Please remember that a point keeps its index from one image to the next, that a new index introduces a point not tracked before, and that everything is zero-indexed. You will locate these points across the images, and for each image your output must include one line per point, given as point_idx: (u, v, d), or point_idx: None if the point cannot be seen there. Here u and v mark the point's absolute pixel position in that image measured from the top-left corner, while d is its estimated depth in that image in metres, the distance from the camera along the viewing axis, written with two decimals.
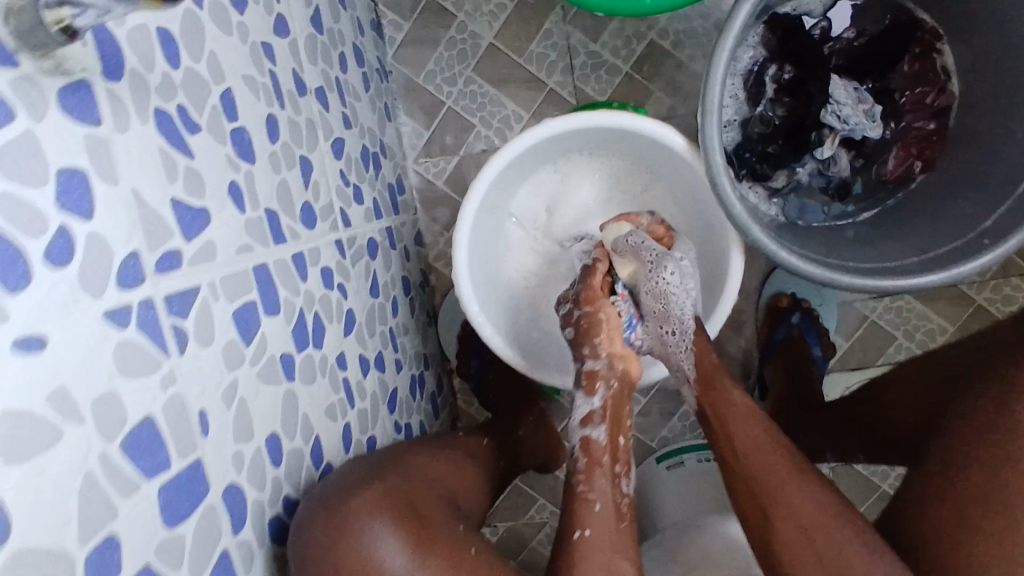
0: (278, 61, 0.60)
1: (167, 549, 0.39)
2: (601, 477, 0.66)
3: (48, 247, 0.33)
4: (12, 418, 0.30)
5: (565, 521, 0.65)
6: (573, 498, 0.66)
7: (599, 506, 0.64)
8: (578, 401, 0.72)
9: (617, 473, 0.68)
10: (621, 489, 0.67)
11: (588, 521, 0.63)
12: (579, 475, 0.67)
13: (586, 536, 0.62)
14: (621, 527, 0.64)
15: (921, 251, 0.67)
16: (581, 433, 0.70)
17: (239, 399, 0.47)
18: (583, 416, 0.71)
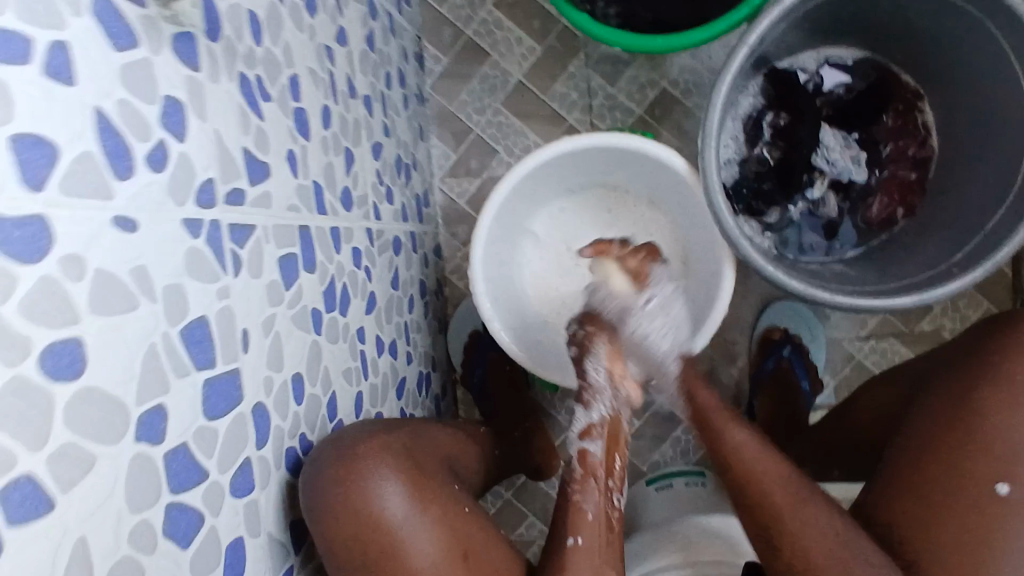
0: (336, 63, 0.69)
1: (202, 436, 0.44)
2: (594, 489, 0.68)
3: (150, 153, 0.40)
4: (105, 278, 0.36)
5: (560, 526, 0.66)
6: (567, 500, 0.68)
7: (592, 516, 0.66)
8: (575, 413, 0.73)
9: (610, 488, 0.69)
10: (612, 503, 0.69)
11: (581, 528, 0.65)
12: (575, 483, 0.68)
13: (579, 543, 0.64)
14: (609, 539, 0.66)
15: (896, 279, 0.75)
16: (578, 444, 0.71)
17: (275, 332, 0.53)
18: (580, 429, 0.72)
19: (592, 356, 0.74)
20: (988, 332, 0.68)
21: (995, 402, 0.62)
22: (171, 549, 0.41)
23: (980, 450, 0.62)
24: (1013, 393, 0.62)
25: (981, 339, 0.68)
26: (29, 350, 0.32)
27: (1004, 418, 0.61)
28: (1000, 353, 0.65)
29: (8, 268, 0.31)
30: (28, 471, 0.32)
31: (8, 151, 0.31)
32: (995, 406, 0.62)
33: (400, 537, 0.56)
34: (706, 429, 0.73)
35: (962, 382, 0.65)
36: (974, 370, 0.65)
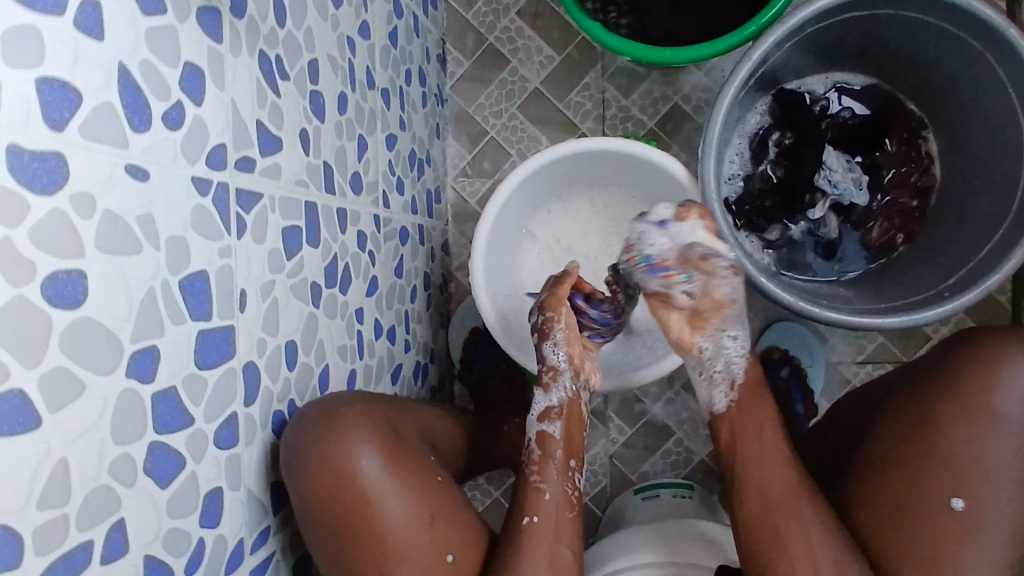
0: (357, 54, 0.72)
1: (191, 383, 0.46)
2: (554, 470, 0.68)
3: (167, 112, 0.44)
4: (112, 219, 0.39)
5: (515, 506, 0.67)
6: (524, 483, 0.68)
7: (548, 496, 0.66)
8: (536, 395, 0.72)
9: (570, 467, 0.69)
10: (573, 482, 0.69)
11: (537, 508, 0.66)
12: (533, 467, 0.69)
13: (534, 522, 0.65)
14: (568, 518, 0.67)
15: (887, 302, 0.78)
16: (538, 428, 0.71)
17: (273, 298, 0.55)
18: (540, 411, 0.71)
19: (551, 342, 0.74)
20: (949, 348, 0.70)
21: (954, 421, 0.64)
22: (150, 487, 0.42)
23: (934, 465, 0.64)
24: (963, 412, 0.64)
25: (937, 360, 0.69)
26: (33, 274, 0.34)
27: (959, 436, 0.64)
28: (963, 376, 0.66)
29: (23, 196, 0.34)
30: (20, 387, 0.34)
31: (34, 91, 0.34)
32: (953, 425, 0.64)
33: (374, 498, 0.58)
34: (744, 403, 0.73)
35: (923, 400, 0.67)
36: (928, 394, 0.67)
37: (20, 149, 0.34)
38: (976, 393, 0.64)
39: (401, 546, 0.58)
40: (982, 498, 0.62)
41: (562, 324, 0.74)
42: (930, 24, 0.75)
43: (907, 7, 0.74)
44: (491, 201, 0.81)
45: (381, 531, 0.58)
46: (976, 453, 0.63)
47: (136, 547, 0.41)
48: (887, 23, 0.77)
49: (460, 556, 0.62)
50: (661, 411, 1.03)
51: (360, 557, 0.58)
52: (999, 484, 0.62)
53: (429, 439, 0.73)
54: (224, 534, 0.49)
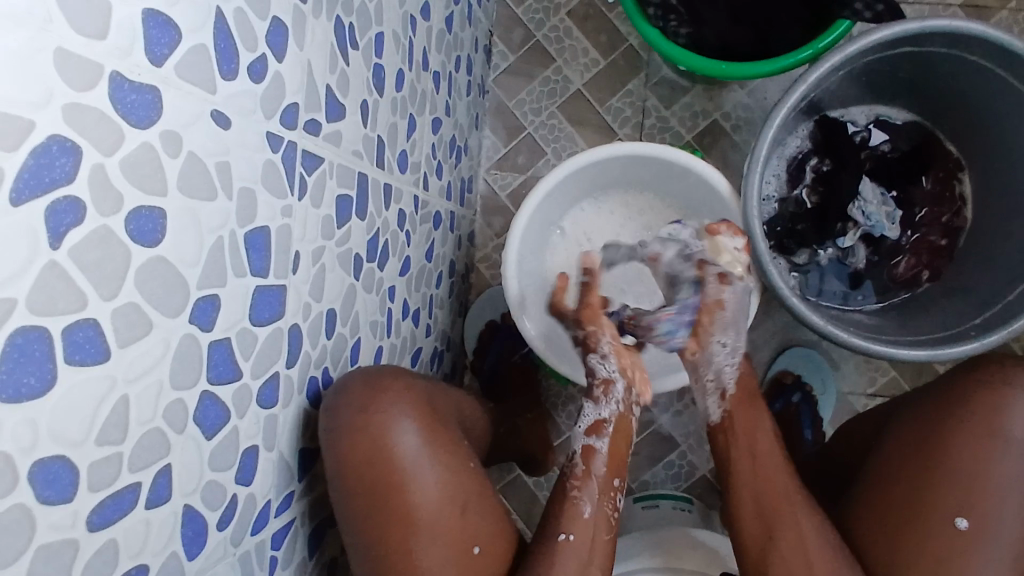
0: (417, 33, 0.72)
1: (243, 337, 0.45)
2: (594, 487, 0.69)
3: (252, 64, 0.43)
4: (194, 163, 0.39)
5: (550, 519, 0.68)
6: (563, 495, 0.69)
7: (588, 514, 0.67)
8: (585, 407, 0.73)
9: (614, 488, 0.70)
10: (613, 502, 0.70)
11: (574, 525, 0.66)
12: (575, 480, 0.69)
13: (570, 539, 0.66)
14: (604, 539, 0.68)
15: (911, 336, 0.81)
16: (583, 440, 0.71)
17: (321, 264, 0.55)
18: (588, 424, 0.72)
19: (597, 355, 0.75)
20: (962, 369, 0.70)
21: (962, 438, 0.65)
22: (197, 436, 0.42)
23: (944, 486, 0.64)
24: (975, 435, 0.65)
25: (948, 380, 0.70)
26: (119, 206, 0.34)
27: (969, 457, 0.64)
28: (970, 399, 0.67)
29: (119, 126, 0.33)
30: (94, 317, 0.33)
31: (140, 22, 0.34)
32: (964, 446, 0.65)
33: (409, 473, 0.61)
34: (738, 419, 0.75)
35: (935, 415, 0.68)
36: (939, 414, 0.68)
37: (121, 78, 0.33)
38: (985, 415, 0.65)
39: (433, 521, 0.61)
40: (988, 516, 0.63)
41: (607, 336, 0.75)
42: (983, 67, 0.76)
43: (964, 49, 0.75)
44: (523, 207, 0.81)
45: (412, 506, 0.61)
46: (985, 471, 0.64)
47: (178, 496, 0.41)
48: (941, 60, 0.79)
49: (487, 546, 0.64)
50: (668, 422, 1.03)
51: (391, 531, 0.60)
52: (1003, 504, 0.63)
53: (460, 419, 0.75)
54: (254, 493, 0.49)
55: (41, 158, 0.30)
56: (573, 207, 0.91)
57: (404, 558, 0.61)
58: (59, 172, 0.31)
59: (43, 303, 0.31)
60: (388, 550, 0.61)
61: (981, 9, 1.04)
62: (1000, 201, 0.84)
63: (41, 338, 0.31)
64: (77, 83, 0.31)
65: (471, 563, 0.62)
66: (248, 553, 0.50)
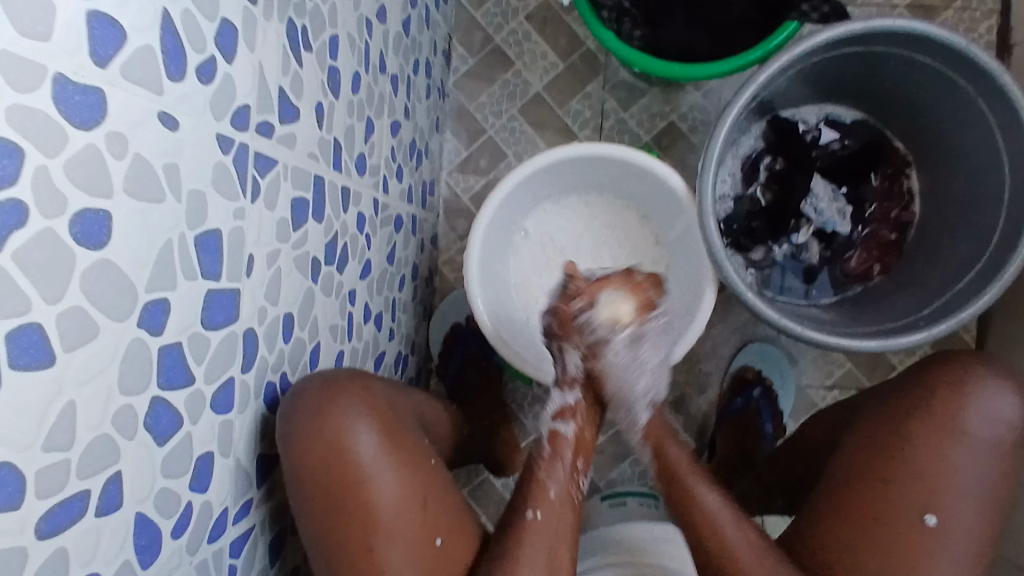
0: (373, 35, 0.72)
1: (195, 342, 0.45)
2: (561, 468, 0.71)
3: (201, 65, 0.43)
4: (141, 164, 0.38)
5: (521, 499, 0.69)
6: (532, 478, 0.71)
7: (554, 493, 0.69)
8: (552, 393, 0.75)
9: (577, 467, 0.72)
10: (577, 484, 0.72)
11: (541, 503, 0.68)
12: (543, 459, 0.71)
13: (538, 517, 0.67)
14: (569, 519, 0.69)
15: (864, 327, 0.83)
16: (550, 425, 0.73)
17: (277, 268, 0.55)
18: (556, 408, 0.74)
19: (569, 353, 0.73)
20: (921, 369, 0.73)
21: (920, 435, 0.68)
22: (147, 442, 0.41)
23: (908, 479, 0.67)
24: (935, 428, 0.68)
25: (909, 380, 0.73)
26: (64, 208, 0.34)
27: (929, 450, 0.67)
28: (927, 395, 0.70)
29: (63, 128, 0.33)
30: (38, 321, 0.33)
31: (84, 23, 0.33)
32: (925, 441, 0.68)
33: (367, 475, 0.61)
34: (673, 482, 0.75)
35: (896, 414, 0.71)
36: (898, 413, 0.71)
37: (65, 79, 0.33)
38: (944, 410, 0.69)
39: (393, 522, 0.61)
40: (950, 509, 0.65)
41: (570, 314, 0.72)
42: (926, 65, 0.79)
43: (907, 47, 0.78)
44: (484, 209, 0.82)
45: (371, 507, 0.60)
46: (945, 463, 0.66)
47: (130, 503, 0.41)
48: (888, 59, 0.82)
49: (447, 540, 0.64)
50: None
51: (350, 531, 0.60)
52: (965, 495, 0.66)
53: (421, 422, 0.75)
54: (211, 500, 0.49)
55: None
56: (534, 208, 0.92)
57: (365, 560, 0.60)
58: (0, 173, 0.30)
59: None
60: (347, 551, 0.60)
61: (927, 9, 1.08)
62: (948, 192, 0.87)
63: None
64: (20, 84, 0.31)
65: (432, 559, 0.62)
66: (206, 561, 0.49)
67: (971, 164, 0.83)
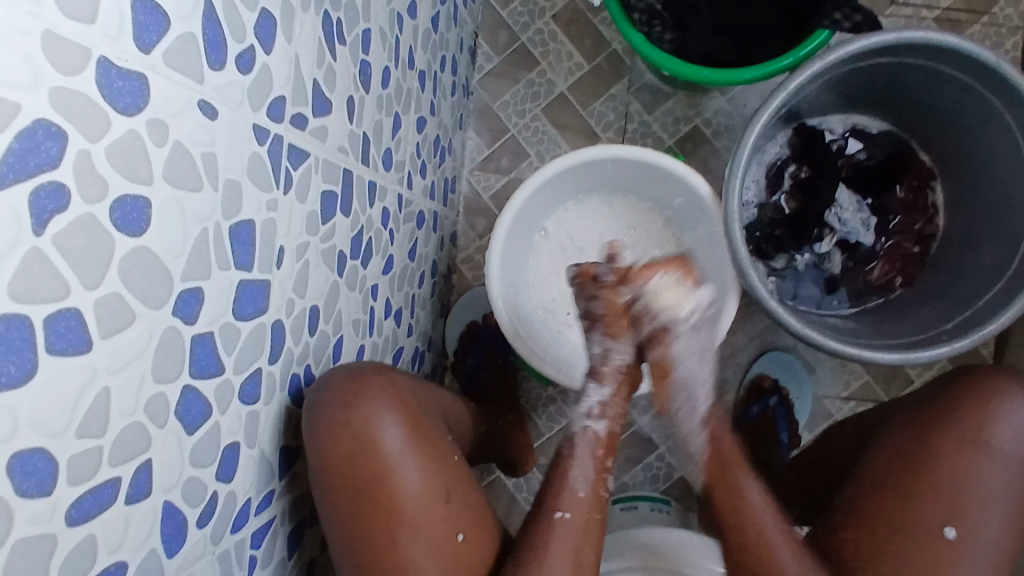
0: (404, 31, 0.72)
1: (226, 333, 0.45)
2: (590, 467, 0.71)
3: (240, 55, 0.43)
4: (180, 152, 0.38)
5: (544, 500, 0.69)
6: (557, 476, 0.70)
7: (582, 495, 0.69)
8: (588, 387, 0.74)
9: (606, 467, 0.72)
10: (604, 483, 0.71)
11: (567, 504, 0.68)
12: (569, 461, 0.71)
13: (565, 518, 0.67)
14: (596, 519, 0.69)
15: (887, 338, 0.83)
16: (586, 423, 0.73)
17: (306, 260, 0.54)
18: (589, 404, 0.73)
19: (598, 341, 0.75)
20: (948, 382, 0.72)
21: (947, 449, 0.67)
22: (177, 431, 0.41)
23: (935, 496, 0.66)
24: (963, 443, 0.67)
25: (937, 389, 0.72)
26: (104, 194, 0.34)
27: (956, 465, 0.67)
28: (959, 408, 0.69)
29: (106, 112, 0.33)
30: (76, 306, 0.33)
31: (128, 8, 0.33)
32: (951, 455, 0.67)
33: (394, 468, 0.61)
34: (721, 481, 0.72)
35: (925, 424, 0.70)
36: (926, 424, 0.70)
37: (108, 63, 0.33)
38: (973, 424, 0.68)
39: (418, 515, 0.61)
40: (972, 524, 0.65)
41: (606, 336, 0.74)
42: (956, 78, 0.79)
43: (936, 60, 0.78)
44: (506, 208, 0.82)
45: (397, 500, 0.61)
46: (970, 478, 0.66)
47: (158, 491, 0.41)
48: (916, 72, 0.81)
49: (470, 535, 0.65)
50: (648, 424, 1.06)
51: (375, 524, 0.61)
52: (989, 512, 0.65)
53: (444, 416, 0.75)
54: (235, 491, 0.49)
55: (25, 141, 0.29)
56: (556, 209, 0.92)
57: (388, 551, 0.61)
58: (43, 156, 0.30)
59: (26, 290, 0.30)
60: (372, 544, 0.61)
61: (954, 23, 1.08)
62: (975, 204, 0.86)
63: (22, 326, 0.30)
64: (65, 68, 0.31)
65: (455, 552, 0.63)
66: (228, 552, 0.49)
67: (997, 177, 0.83)
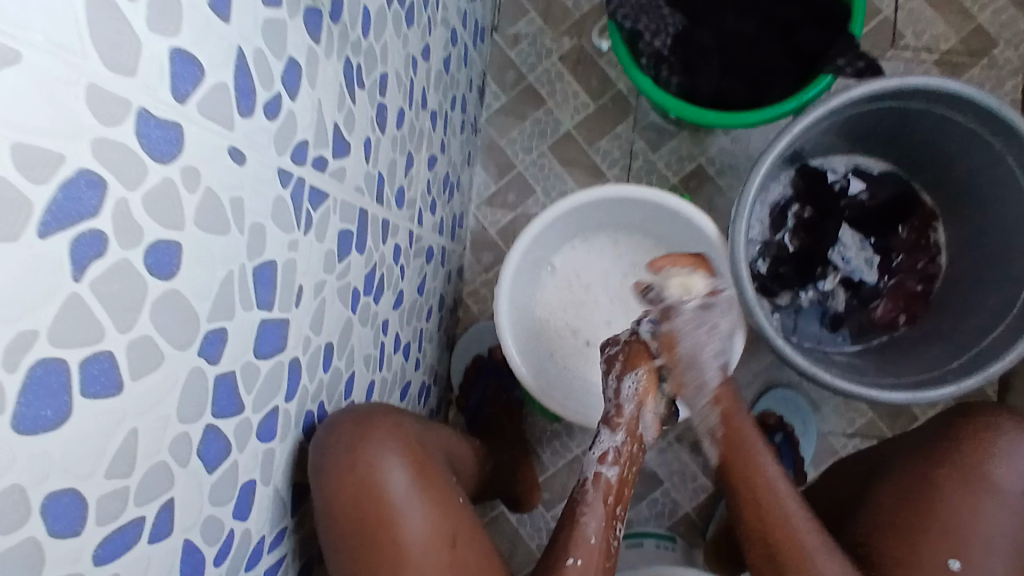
0: (418, 73, 0.74)
1: (247, 373, 0.45)
2: (600, 512, 0.71)
3: (268, 103, 0.44)
4: (211, 197, 0.39)
5: (557, 546, 0.69)
6: (572, 521, 0.70)
7: (593, 542, 0.69)
8: (601, 433, 0.75)
9: (617, 515, 0.72)
10: (614, 531, 0.72)
11: (581, 550, 0.68)
12: (585, 508, 0.71)
13: (576, 565, 0.67)
14: (606, 566, 0.69)
15: (892, 377, 0.84)
16: (597, 469, 0.73)
17: (322, 298, 0.55)
18: (602, 451, 0.74)
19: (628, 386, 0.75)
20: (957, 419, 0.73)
21: (949, 484, 0.68)
22: (198, 470, 0.42)
23: (939, 531, 0.66)
24: (963, 478, 0.68)
25: (937, 428, 0.73)
26: (139, 240, 0.34)
27: (957, 499, 0.67)
28: (959, 442, 0.70)
29: (143, 160, 0.34)
30: (110, 349, 0.33)
31: (166, 60, 0.35)
32: (953, 491, 0.68)
33: (398, 511, 0.61)
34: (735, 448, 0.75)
35: (926, 460, 0.71)
36: (926, 461, 0.71)
37: (148, 114, 0.34)
38: (973, 461, 0.69)
39: (422, 560, 0.61)
40: (978, 560, 0.64)
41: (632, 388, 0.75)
42: (958, 122, 0.81)
43: (939, 104, 0.80)
44: (516, 245, 0.83)
45: (400, 544, 0.61)
46: (971, 512, 0.66)
47: (178, 531, 0.41)
48: (919, 116, 0.84)
49: None
50: (653, 459, 1.06)
51: (377, 568, 0.60)
52: (993, 547, 0.65)
53: (449, 458, 0.75)
54: (249, 529, 0.49)
55: (68, 191, 0.30)
56: (563, 245, 0.93)
57: None
58: (84, 206, 0.31)
59: (62, 334, 0.31)
60: None
61: (953, 65, 1.11)
62: (978, 244, 0.88)
63: (58, 369, 0.31)
64: (105, 118, 0.32)
65: None
66: None
67: (998, 218, 0.85)
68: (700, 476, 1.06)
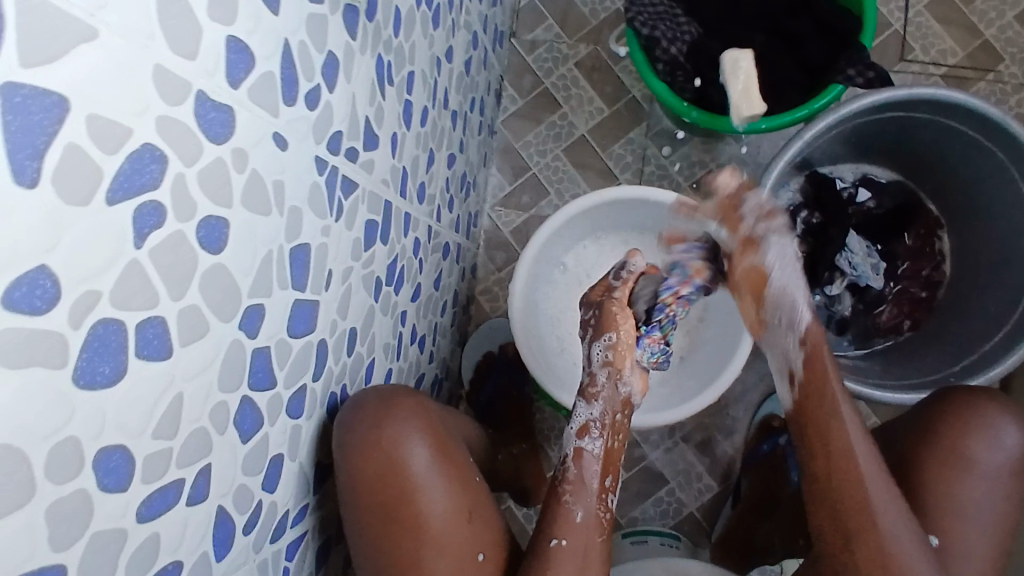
0: (441, 74, 0.76)
1: (281, 349, 0.48)
2: (588, 496, 0.72)
3: (309, 93, 0.46)
4: (255, 179, 0.42)
5: (545, 526, 0.71)
6: (556, 502, 0.72)
7: (580, 518, 0.70)
8: (578, 408, 0.76)
9: (606, 488, 0.73)
10: (605, 505, 0.73)
11: (566, 531, 0.70)
12: (568, 485, 0.72)
13: (562, 545, 0.69)
14: (599, 541, 0.71)
15: (897, 380, 0.87)
16: (574, 443, 0.75)
17: (349, 284, 0.57)
18: (579, 426, 0.75)
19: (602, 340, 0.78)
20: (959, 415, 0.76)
21: (934, 467, 0.75)
22: (233, 440, 0.44)
23: (929, 508, 0.74)
24: (949, 460, 0.74)
25: (923, 412, 0.78)
26: (193, 214, 0.37)
27: (940, 480, 0.74)
28: (948, 424, 0.76)
29: (199, 139, 0.36)
30: (162, 315, 0.36)
31: (222, 47, 0.37)
32: (936, 472, 0.75)
33: (419, 486, 0.64)
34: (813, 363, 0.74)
35: (916, 441, 0.77)
36: (916, 445, 0.77)
37: (204, 96, 0.36)
38: (958, 444, 0.75)
39: (442, 533, 0.64)
40: (955, 533, 0.73)
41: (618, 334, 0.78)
42: (965, 132, 0.84)
43: (946, 114, 0.83)
44: (530, 244, 0.85)
45: (422, 517, 0.64)
46: (951, 492, 0.74)
47: (214, 497, 0.43)
48: (925, 125, 0.86)
49: (490, 554, 0.67)
50: (659, 458, 1.08)
51: (400, 540, 0.63)
52: (970, 521, 0.73)
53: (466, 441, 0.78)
54: (276, 501, 0.51)
55: (134, 163, 0.32)
56: (577, 244, 0.95)
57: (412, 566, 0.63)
58: (147, 178, 0.33)
59: (123, 298, 0.33)
60: (396, 558, 0.63)
61: (960, 79, 1.14)
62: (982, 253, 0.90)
63: (117, 330, 0.33)
64: (170, 98, 0.34)
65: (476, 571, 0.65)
66: (265, 561, 0.51)
67: (1000, 229, 0.87)
68: (705, 476, 1.08)
